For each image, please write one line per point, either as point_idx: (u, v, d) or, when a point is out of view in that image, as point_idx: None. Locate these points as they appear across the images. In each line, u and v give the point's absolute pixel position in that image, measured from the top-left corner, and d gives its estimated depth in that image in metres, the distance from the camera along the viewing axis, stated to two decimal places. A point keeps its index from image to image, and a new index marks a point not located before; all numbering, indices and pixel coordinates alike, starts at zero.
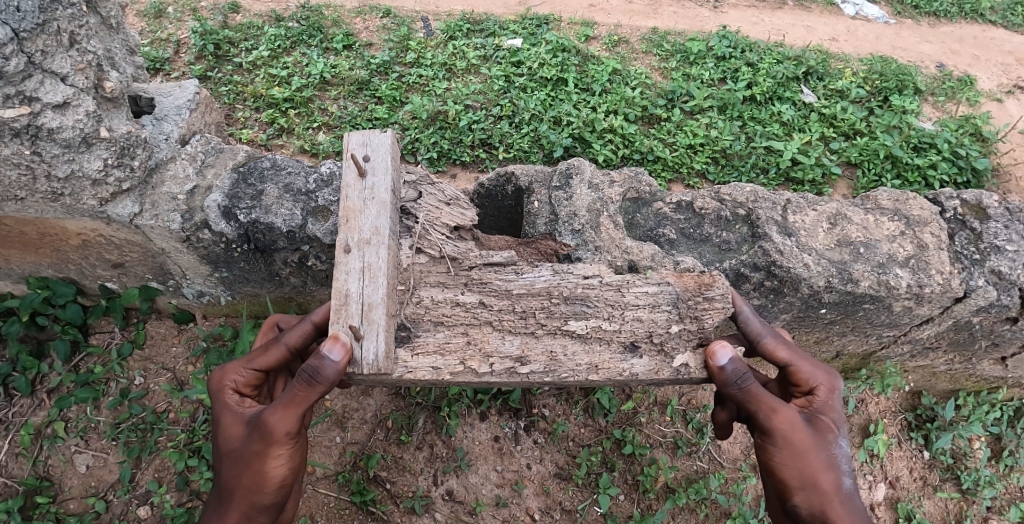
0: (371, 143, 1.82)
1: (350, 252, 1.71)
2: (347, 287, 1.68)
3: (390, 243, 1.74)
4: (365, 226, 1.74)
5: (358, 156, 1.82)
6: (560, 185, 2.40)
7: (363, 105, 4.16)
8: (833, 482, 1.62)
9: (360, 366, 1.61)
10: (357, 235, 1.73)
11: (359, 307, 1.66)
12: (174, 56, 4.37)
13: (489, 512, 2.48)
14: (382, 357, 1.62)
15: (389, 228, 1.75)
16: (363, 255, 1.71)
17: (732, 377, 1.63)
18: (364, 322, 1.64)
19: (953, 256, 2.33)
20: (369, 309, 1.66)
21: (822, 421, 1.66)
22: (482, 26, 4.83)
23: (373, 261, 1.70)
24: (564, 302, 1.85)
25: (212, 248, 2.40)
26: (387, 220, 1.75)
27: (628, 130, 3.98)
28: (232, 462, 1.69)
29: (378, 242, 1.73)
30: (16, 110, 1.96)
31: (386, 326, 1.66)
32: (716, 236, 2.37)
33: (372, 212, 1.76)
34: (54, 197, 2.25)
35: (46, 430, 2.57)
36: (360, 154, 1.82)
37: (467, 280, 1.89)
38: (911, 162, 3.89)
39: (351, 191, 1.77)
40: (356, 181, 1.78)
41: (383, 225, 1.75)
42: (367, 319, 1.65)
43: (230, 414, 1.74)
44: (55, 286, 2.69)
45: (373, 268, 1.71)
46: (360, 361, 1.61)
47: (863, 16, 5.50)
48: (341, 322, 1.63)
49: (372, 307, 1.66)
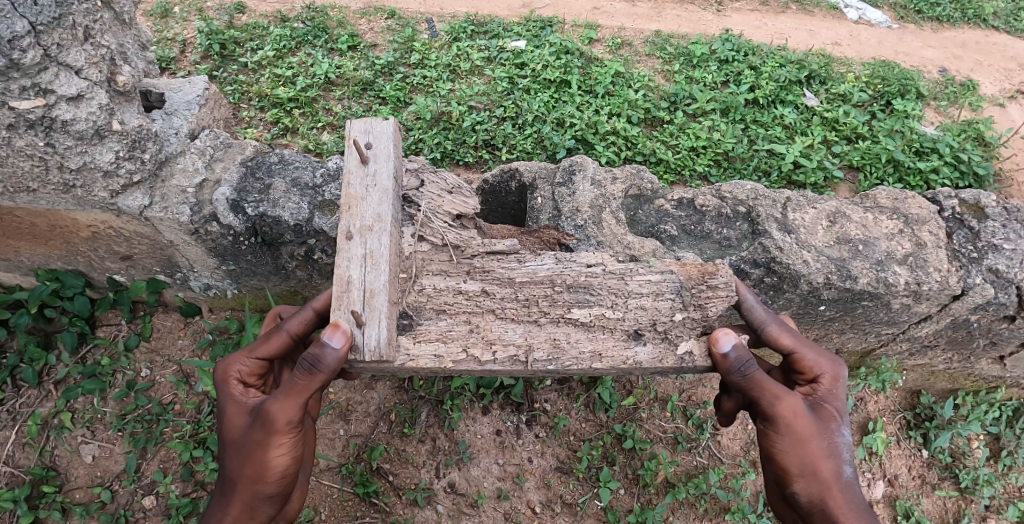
0: (373, 131, 1.85)
1: (352, 239, 1.73)
2: (349, 274, 1.70)
3: (392, 230, 1.76)
4: (367, 213, 1.76)
5: (360, 144, 1.84)
6: (563, 181, 2.44)
7: (367, 106, 4.21)
8: (835, 470, 1.66)
9: (361, 353, 1.63)
10: (359, 222, 1.75)
11: (361, 294, 1.68)
12: (180, 56, 4.42)
13: (490, 505, 2.51)
14: (384, 343, 1.65)
15: (390, 215, 1.78)
16: (365, 242, 1.73)
17: (735, 364, 1.65)
18: (366, 309, 1.66)
19: (950, 255, 2.35)
20: (371, 296, 1.68)
21: (827, 409, 1.70)
22: (486, 28, 4.87)
23: (375, 248, 1.73)
24: (566, 291, 1.88)
25: (220, 240, 2.44)
26: (389, 208, 1.78)
27: (630, 132, 4.04)
28: (234, 453, 1.72)
29: (381, 229, 1.75)
30: (31, 101, 2.01)
31: (388, 313, 1.68)
32: (717, 233, 2.40)
33: (374, 200, 1.78)
34: (66, 188, 2.29)
35: (54, 421, 2.61)
36: (362, 141, 1.84)
37: (470, 268, 1.92)
38: (913, 166, 3.93)
39: (353, 178, 1.80)
40: (358, 169, 1.81)
41: (385, 212, 1.78)
42: (368, 306, 1.67)
43: (234, 405, 1.77)
44: (65, 278, 2.74)
45: (375, 256, 1.73)
46: (362, 348, 1.63)
47: (865, 21, 5.54)
48: (343, 308, 1.65)
49: (373, 294, 1.68)
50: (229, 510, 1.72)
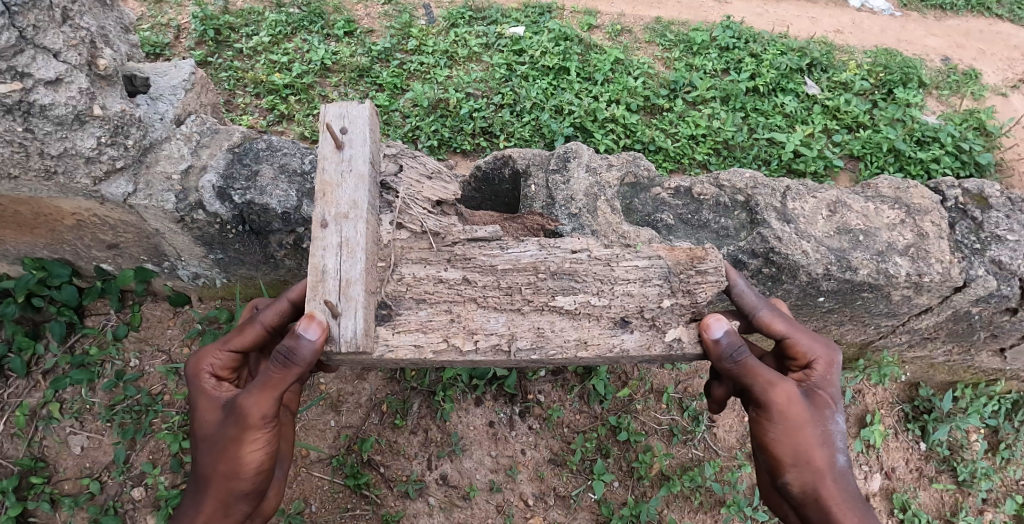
0: (348, 115, 1.78)
1: (327, 226, 1.68)
2: (324, 263, 1.65)
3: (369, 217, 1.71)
4: (342, 200, 1.71)
5: (335, 127, 1.77)
6: (558, 168, 2.37)
7: (364, 92, 4.14)
8: (829, 459, 1.62)
9: (337, 345, 1.59)
10: (335, 209, 1.70)
11: (336, 284, 1.64)
12: (174, 41, 4.33)
13: (482, 497, 2.48)
14: (360, 335, 1.60)
15: (367, 202, 1.73)
16: (340, 230, 1.68)
17: (728, 351, 1.64)
18: (342, 299, 1.62)
19: (952, 246, 2.30)
20: (347, 286, 1.64)
21: (821, 396, 1.66)
22: (484, 14, 4.76)
23: (350, 236, 1.68)
24: (551, 277, 1.84)
25: (206, 228, 2.38)
26: (365, 194, 1.72)
27: (629, 119, 3.97)
28: (208, 447, 1.67)
29: (356, 216, 1.70)
30: (8, 85, 1.95)
31: (365, 303, 1.64)
32: (715, 222, 2.34)
33: (349, 186, 1.73)
34: (48, 175, 2.23)
35: (42, 411, 2.57)
36: (337, 125, 1.77)
37: (450, 255, 1.87)
38: (914, 156, 3.88)
39: (328, 163, 1.74)
40: (333, 153, 1.75)
41: (361, 199, 1.72)
42: (345, 296, 1.63)
43: (208, 399, 1.73)
44: (52, 267, 2.68)
45: (350, 244, 1.68)
46: (338, 339, 1.59)
47: (869, 8, 5.45)
48: (317, 298, 1.61)
49: (349, 283, 1.64)
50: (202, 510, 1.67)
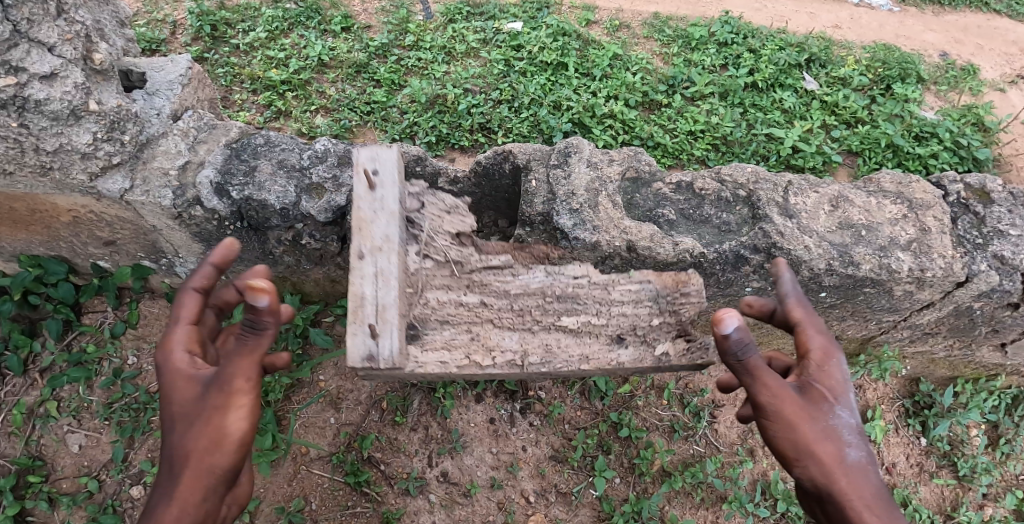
0: (380, 158, 1.74)
1: (363, 258, 1.63)
2: (361, 290, 1.60)
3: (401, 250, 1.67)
4: (377, 234, 1.66)
5: (368, 168, 1.73)
6: (559, 162, 2.35)
7: (361, 88, 4.12)
8: (837, 454, 1.50)
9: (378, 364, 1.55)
10: (370, 243, 1.65)
11: (374, 309, 1.59)
12: (171, 37, 4.29)
13: (483, 494, 2.47)
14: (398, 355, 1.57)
15: (400, 237, 1.68)
16: (376, 261, 1.63)
17: (735, 346, 1.49)
18: (379, 322, 1.58)
19: (955, 241, 2.29)
20: (383, 311, 1.59)
21: (817, 390, 1.55)
22: (482, 9, 4.73)
23: (386, 267, 1.63)
24: (557, 300, 1.82)
25: (204, 225, 2.35)
26: (398, 229, 1.68)
27: (628, 115, 3.95)
28: (183, 424, 1.42)
29: (390, 249, 1.65)
30: (2, 80, 1.93)
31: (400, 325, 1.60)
32: (716, 217, 2.32)
33: (383, 221, 1.68)
34: (43, 170, 2.21)
35: (39, 410, 2.55)
36: (369, 167, 1.74)
37: (469, 281, 1.84)
38: (912, 151, 3.87)
39: (363, 201, 1.69)
40: (367, 193, 1.70)
41: (393, 233, 1.67)
42: (381, 318, 1.58)
43: (178, 371, 1.49)
44: (48, 264, 2.66)
45: (385, 274, 1.63)
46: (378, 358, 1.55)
47: (867, 3, 5.44)
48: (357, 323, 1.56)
49: (385, 309, 1.60)
50: (172, 510, 1.36)
